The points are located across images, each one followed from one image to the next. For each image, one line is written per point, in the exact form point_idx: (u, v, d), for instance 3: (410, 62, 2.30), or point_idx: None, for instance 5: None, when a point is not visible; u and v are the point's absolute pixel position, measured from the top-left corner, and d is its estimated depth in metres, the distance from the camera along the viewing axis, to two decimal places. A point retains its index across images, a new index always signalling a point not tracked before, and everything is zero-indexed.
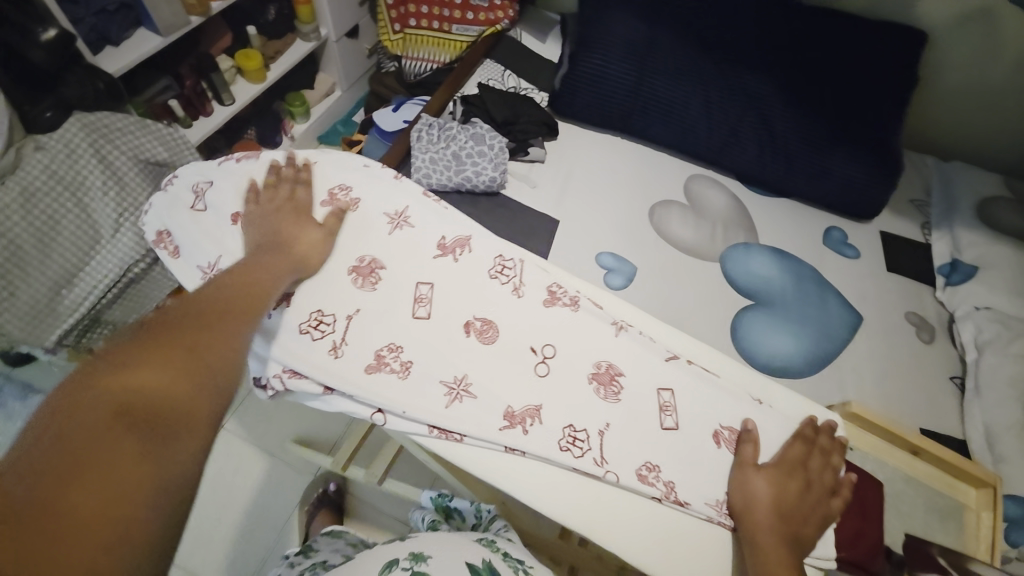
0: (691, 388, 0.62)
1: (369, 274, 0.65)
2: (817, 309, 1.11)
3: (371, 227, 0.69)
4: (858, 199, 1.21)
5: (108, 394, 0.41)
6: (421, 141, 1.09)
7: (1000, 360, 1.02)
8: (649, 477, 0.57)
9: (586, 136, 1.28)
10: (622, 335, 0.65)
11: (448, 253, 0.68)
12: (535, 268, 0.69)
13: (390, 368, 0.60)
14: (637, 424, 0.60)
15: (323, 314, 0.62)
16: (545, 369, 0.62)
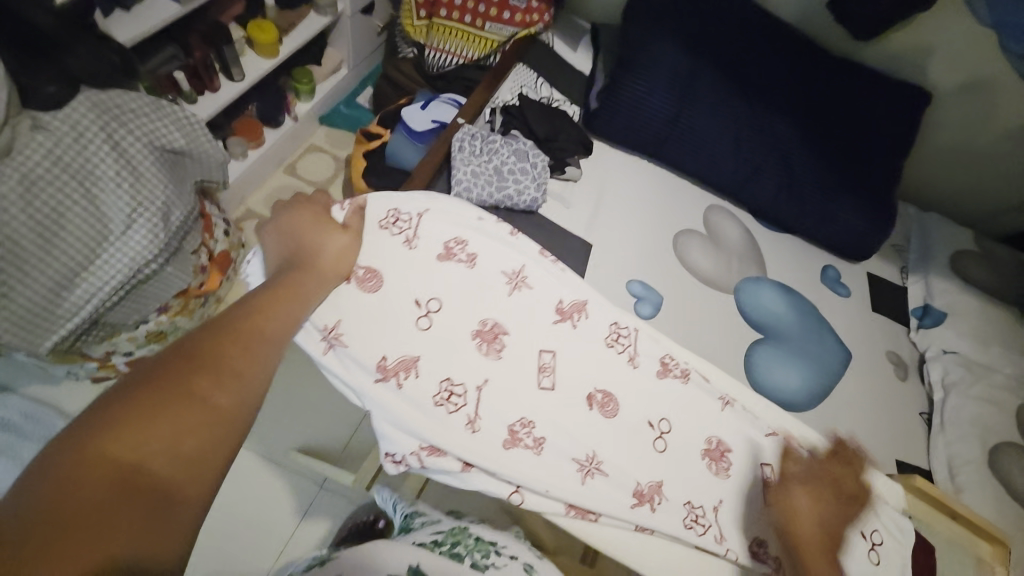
0: (786, 461, 0.68)
1: (494, 340, 0.65)
2: (817, 346, 1.19)
3: (490, 287, 0.67)
4: (857, 244, 1.29)
5: (119, 449, 0.39)
6: (463, 152, 1.05)
7: (963, 401, 1.15)
8: (763, 554, 0.62)
9: (616, 157, 1.28)
10: (728, 411, 0.68)
11: (568, 318, 0.68)
12: (645, 336, 0.71)
13: (524, 444, 0.61)
14: (740, 496, 0.65)
15: (455, 385, 0.61)
16: (662, 445, 0.65)
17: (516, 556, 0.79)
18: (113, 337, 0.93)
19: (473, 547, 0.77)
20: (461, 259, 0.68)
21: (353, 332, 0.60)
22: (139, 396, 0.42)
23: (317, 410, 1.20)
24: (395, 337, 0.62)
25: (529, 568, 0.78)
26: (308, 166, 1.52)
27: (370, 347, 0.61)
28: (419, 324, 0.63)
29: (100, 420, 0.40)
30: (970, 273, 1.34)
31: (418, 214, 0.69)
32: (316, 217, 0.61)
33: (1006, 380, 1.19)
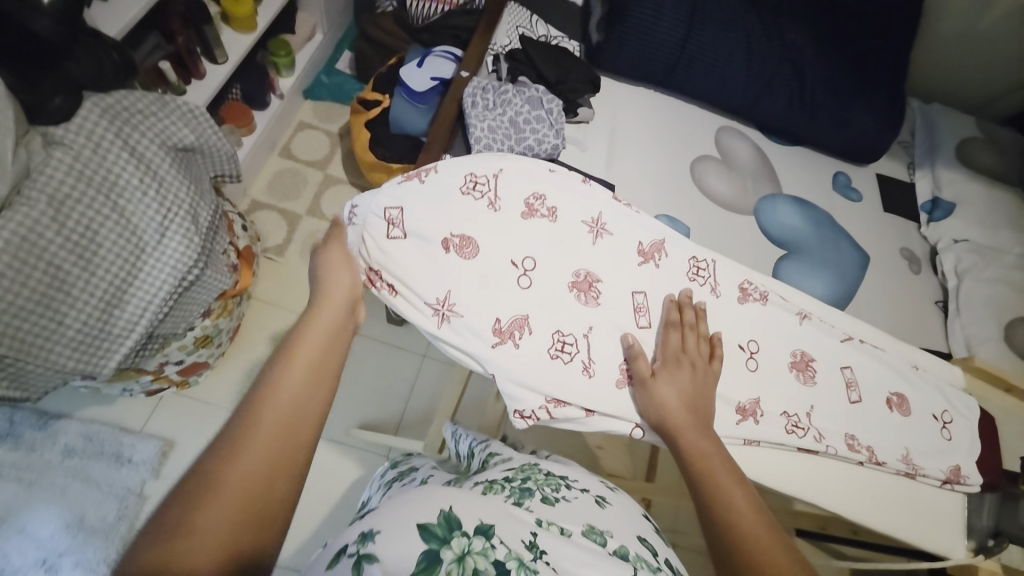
0: (868, 365, 0.66)
1: (590, 289, 0.62)
2: (836, 252, 1.22)
3: (575, 239, 0.64)
4: (867, 147, 1.30)
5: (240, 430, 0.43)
6: (476, 107, 1.02)
7: (977, 284, 1.22)
8: (856, 444, 0.62)
9: (623, 92, 1.25)
10: (808, 324, 0.67)
11: (649, 259, 0.66)
12: (725, 267, 0.69)
13: None
14: (830, 400, 0.64)
15: (566, 335, 0.60)
16: (754, 364, 0.63)
17: (589, 490, 0.55)
18: (166, 346, 0.96)
19: (542, 482, 0.53)
20: (544, 215, 0.64)
21: (467, 305, 0.58)
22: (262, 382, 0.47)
23: (366, 388, 1.23)
24: (501, 300, 0.59)
25: (604, 502, 0.53)
26: (302, 144, 1.46)
27: (479, 313, 0.58)
28: (520, 284, 0.60)
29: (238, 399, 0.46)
30: (976, 160, 1.37)
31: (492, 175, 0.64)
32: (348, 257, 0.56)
33: (1018, 260, 1.26)
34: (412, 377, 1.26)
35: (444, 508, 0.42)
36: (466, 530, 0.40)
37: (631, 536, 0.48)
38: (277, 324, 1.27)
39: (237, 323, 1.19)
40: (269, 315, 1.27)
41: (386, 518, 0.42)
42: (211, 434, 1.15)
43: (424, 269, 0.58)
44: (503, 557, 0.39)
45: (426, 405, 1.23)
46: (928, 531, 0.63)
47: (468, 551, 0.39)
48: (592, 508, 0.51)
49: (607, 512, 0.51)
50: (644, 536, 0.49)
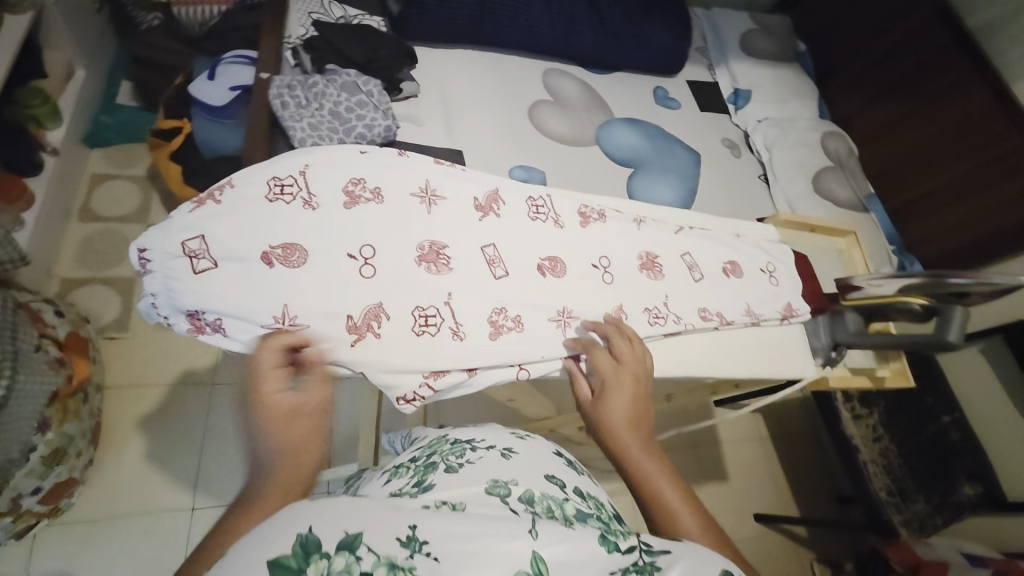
0: (700, 246, 0.76)
1: (439, 258, 0.62)
2: (671, 158, 1.36)
3: (409, 213, 0.62)
4: (669, 58, 1.46)
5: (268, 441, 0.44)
6: (289, 108, 0.93)
7: (783, 153, 1.44)
8: (707, 314, 0.71)
9: (443, 58, 1.24)
10: (644, 227, 0.75)
11: (489, 211, 0.67)
12: (559, 197, 0.74)
13: (507, 328, 0.63)
14: (678, 285, 0.72)
15: (426, 309, 0.60)
16: (610, 276, 0.70)
17: (496, 445, 0.63)
18: (7, 480, 0.81)
19: (447, 452, 0.61)
20: (368, 198, 0.61)
21: (312, 314, 0.55)
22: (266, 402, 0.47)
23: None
24: (346, 297, 0.57)
25: (511, 452, 0.62)
26: (108, 201, 1.25)
27: (330, 316, 0.56)
28: (363, 275, 0.58)
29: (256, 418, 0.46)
30: (757, 48, 1.58)
31: (301, 173, 0.60)
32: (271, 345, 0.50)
33: (806, 123, 1.51)
34: (327, 403, 1.20)
35: (302, 530, 0.35)
36: (325, 551, 0.34)
37: (536, 477, 0.56)
38: (151, 406, 1.12)
39: (96, 423, 1.03)
40: (137, 400, 1.11)
41: (241, 553, 0.35)
42: (110, 555, 0.99)
43: (253, 292, 0.54)
44: (371, 567, 0.34)
45: (350, 425, 1.18)
46: (784, 362, 0.75)
47: (329, 573, 0.34)
48: (496, 462, 0.58)
49: (512, 462, 0.59)
50: (551, 474, 0.58)
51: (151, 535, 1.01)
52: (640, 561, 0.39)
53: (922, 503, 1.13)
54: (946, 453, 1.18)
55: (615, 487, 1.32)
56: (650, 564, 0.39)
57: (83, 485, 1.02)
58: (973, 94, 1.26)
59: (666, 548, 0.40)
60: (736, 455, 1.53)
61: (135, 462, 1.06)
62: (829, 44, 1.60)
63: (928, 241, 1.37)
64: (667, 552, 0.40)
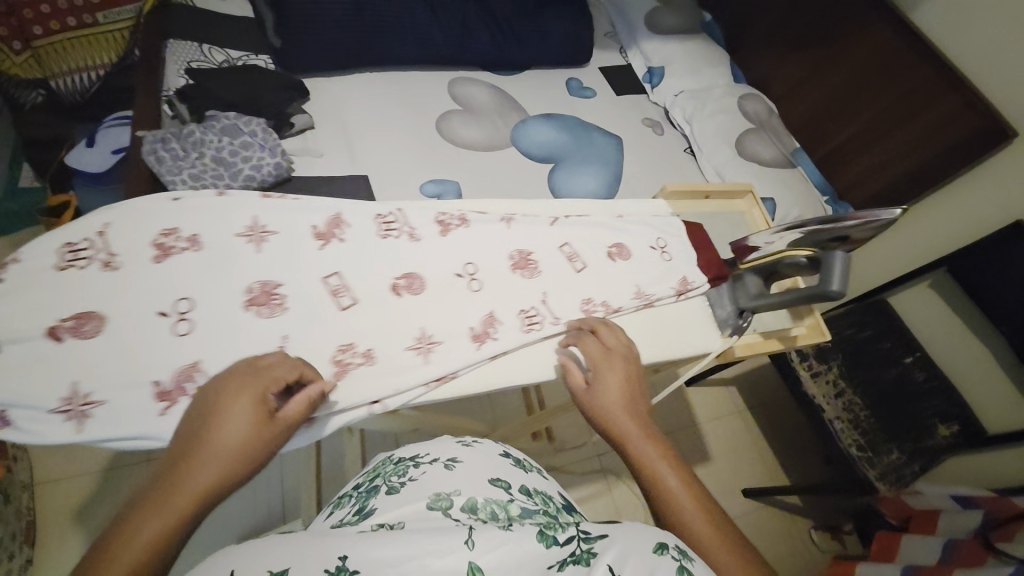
0: (573, 237, 0.77)
1: (269, 300, 0.63)
2: (590, 146, 1.35)
3: (233, 253, 0.64)
4: (575, 48, 1.46)
5: (185, 469, 0.43)
6: (165, 163, 0.89)
7: (705, 122, 1.43)
8: (593, 308, 0.72)
9: (338, 85, 1.21)
10: (513, 225, 0.76)
11: (330, 237, 0.68)
12: (416, 210, 0.74)
13: (353, 364, 0.62)
14: (556, 281, 0.73)
15: (249, 361, 0.59)
16: (477, 284, 0.71)
17: (439, 458, 0.66)
18: None
19: (390, 472, 0.65)
20: (184, 248, 0.62)
21: (111, 388, 0.55)
22: (185, 437, 0.46)
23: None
24: (153, 358, 0.58)
25: (454, 462, 0.65)
26: None
27: (131, 389, 0.56)
28: (177, 330, 0.59)
29: (176, 450, 0.45)
30: (665, 24, 1.57)
31: (98, 233, 0.61)
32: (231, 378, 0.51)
33: (721, 89, 1.50)
34: None
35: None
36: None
37: (479, 484, 0.61)
38: (88, 492, 1.06)
39: (24, 524, 0.96)
40: (68, 491, 1.05)
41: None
42: None
43: (41, 374, 0.54)
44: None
45: None
46: (670, 347, 0.72)
47: None
48: (440, 476, 0.62)
49: (453, 472, 0.63)
50: (495, 478, 0.62)
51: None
52: (578, 550, 0.40)
53: (897, 454, 1.08)
54: (915, 397, 1.15)
55: (590, 489, 1.29)
56: (588, 551, 0.40)
57: None
58: (873, 33, 1.26)
59: (603, 532, 0.42)
60: (715, 429, 1.49)
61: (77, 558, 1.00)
62: (732, 9, 1.61)
63: (859, 186, 1.34)
64: (605, 535, 0.41)
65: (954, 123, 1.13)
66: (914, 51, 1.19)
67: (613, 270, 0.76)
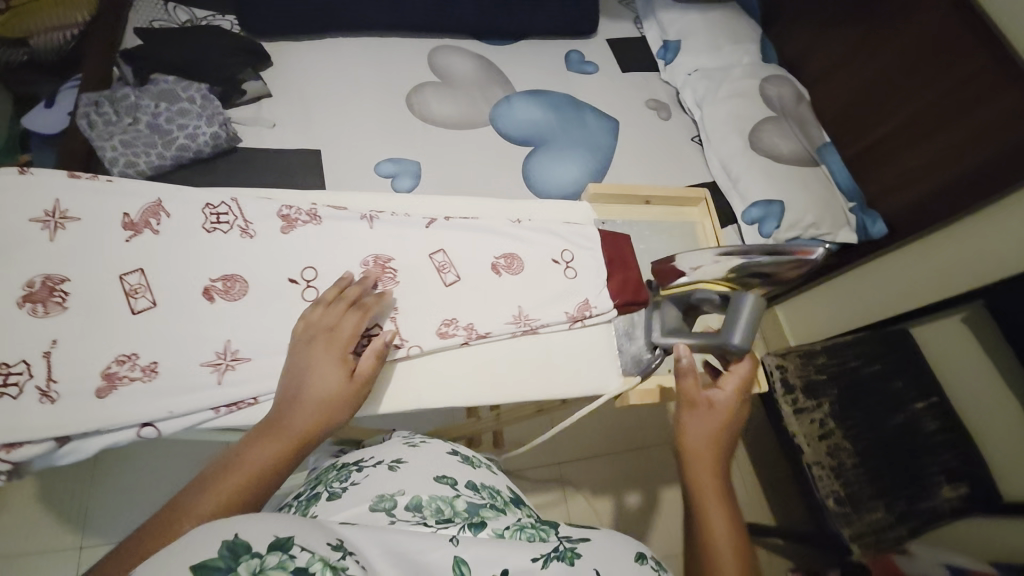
0: (450, 244, 0.70)
1: (51, 297, 0.57)
2: (581, 129, 1.18)
3: (22, 239, 0.59)
4: (577, 16, 1.29)
5: (290, 416, 0.49)
6: (97, 127, 0.86)
7: (717, 106, 1.21)
8: (449, 329, 0.65)
9: (303, 50, 1.13)
10: (375, 225, 0.69)
11: (143, 228, 0.62)
12: (254, 200, 0.67)
13: (130, 379, 0.56)
14: (414, 294, 0.66)
15: (10, 365, 0.54)
16: (312, 293, 0.64)
17: (385, 459, 0.56)
18: None
19: (333, 478, 0.55)
20: None
21: None
22: (288, 386, 0.52)
23: (175, 480, 1.07)
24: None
25: (399, 463, 0.55)
26: None
27: None
28: None
29: (284, 399, 0.51)
30: None
31: None
32: (323, 328, 0.56)
33: (743, 70, 1.27)
34: None
35: (227, 535, 0.28)
36: (256, 549, 0.28)
37: (425, 482, 0.52)
38: None
39: None
40: None
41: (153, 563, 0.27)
42: None
43: None
44: (307, 565, 0.29)
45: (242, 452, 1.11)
46: (512, 382, 0.64)
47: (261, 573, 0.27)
48: (383, 478, 0.52)
49: (399, 472, 0.53)
50: (442, 474, 0.54)
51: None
52: (561, 547, 0.40)
53: (881, 513, 0.96)
54: (917, 449, 1.00)
55: (544, 498, 1.21)
56: (571, 550, 0.40)
57: None
58: (927, 9, 1.04)
59: (585, 536, 0.42)
60: None
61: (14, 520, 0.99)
62: None
63: (891, 195, 1.15)
64: (587, 539, 0.41)
65: (1005, 128, 0.93)
66: (970, 36, 0.98)
67: (472, 286, 0.68)
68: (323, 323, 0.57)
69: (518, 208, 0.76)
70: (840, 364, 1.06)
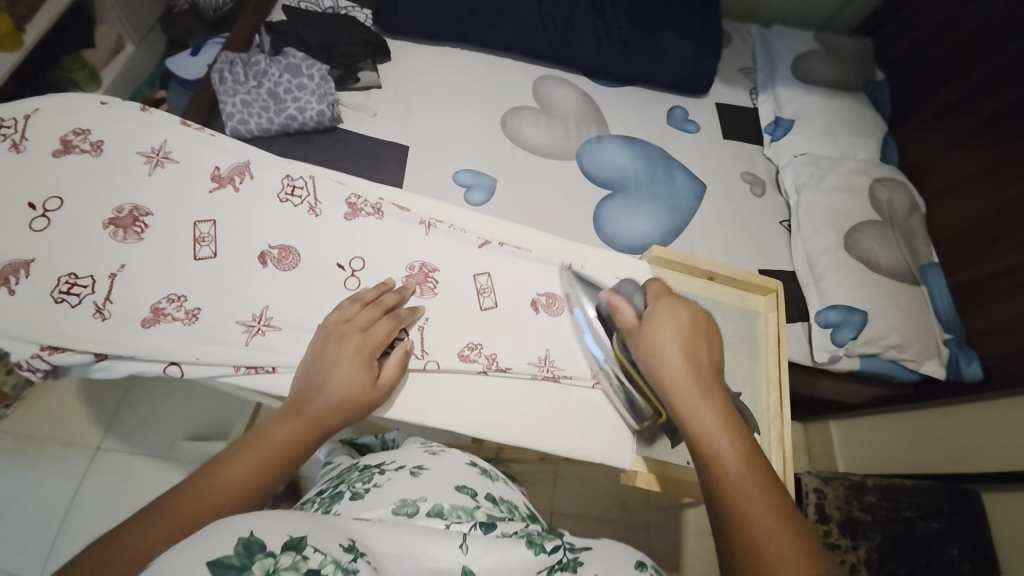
0: (499, 268, 0.70)
1: (131, 225, 0.63)
2: (666, 187, 1.14)
3: (127, 169, 0.66)
4: (689, 76, 1.27)
5: (307, 406, 0.51)
6: (225, 83, 0.96)
7: (815, 197, 1.13)
8: (470, 354, 0.64)
9: (421, 53, 1.20)
10: (432, 232, 0.70)
11: (227, 183, 0.68)
12: (330, 181, 0.71)
13: (171, 318, 0.60)
14: (448, 309, 0.66)
15: (77, 276, 0.60)
16: (355, 282, 0.66)
17: (406, 465, 0.55)
18: None
19: (355, 480, 0.54)
20: (86, 149, 0.66)
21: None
22: (310, 373, 0.54)
23: (193, 416, 1.13)
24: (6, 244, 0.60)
25: (420, 469, 0.55)
26: None
27: None
28: (36, 224, 0.61)
29: (303, 387, 0.53)
30: (815, 73, 1.29)
31: (28, 116, 0.67)
32: (353, 324, 0.58)
33: (856, 166, 1.19)
34: None
35: (244, 532, 0.30)
36: (270, 549, 0.29)
37: (446, 489, 0.51)
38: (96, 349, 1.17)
39: None
40: None
41: (178, 550, 0.28)
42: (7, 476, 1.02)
43: None
44: (320, 565, 0.30)
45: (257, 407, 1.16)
46: (516, 426, 0.62)
47: (273, 572, 0.28)
48: (404, 482, 0.51)
49: (420, 478, 0.52)
50: (462, 484, 0.53)
51: (32, 485, 1.02)
52: (564, 558, 0.38)
53: None
54: None
55: None
56: (572, 560, 0.38)
57: (23, 403, 1.08)
58: None
59: (588, 544, 0.40)
60: (700, 547, 1.22)
61: (53, 406, 1.09)
62: (912, 73, 1.29)
63: (995, 338, 1.02)
64: (589, 548, 0.39)
65: None
66: None
67: (506, 318, 0.67)
68: (356, 317, 0.58)
69: (572, 251, 0.75)
70: (891, 509, 1.00)
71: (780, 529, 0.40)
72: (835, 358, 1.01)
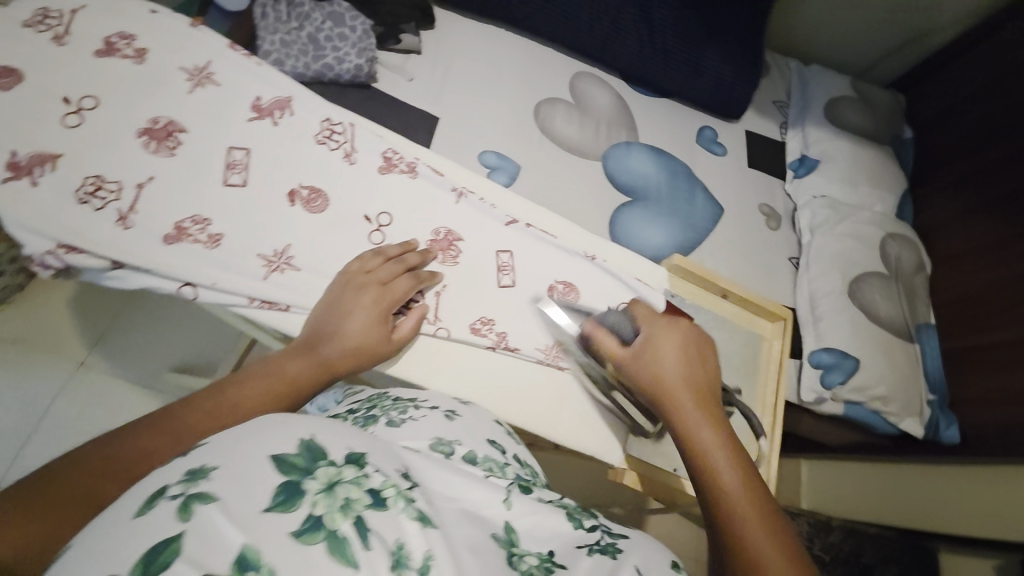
0: (523, 247, 0.70)
1: (165, 138, 0.62)
2: (687, 204, 1.15)
3: (166, 83, 0.65)
4: (725, 98, 1.27)
5: (321, 348, 0.51)
6: (267, 20, 0.94)
7: (828, 239, 1.14)
8: (482, 329, 0.64)
9: (466, 26, 1.19)
10: (462, 202, 0.70)
11: (266, 115, 0.67)
12: (367, 132, 0.70)
13: (193, 239, 0.59)
14: (468, 280, 0.66)
15: (103, 180, 0.58)
16: (379, 237, 0.65)
17: (439, 406, 0.54)
18: None
19: (389, 406, 0.52)
20: (128, 55, 0.65)
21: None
22: (327, 316, 0.54)
23: (182, 346, 1.13)
24: (34, 135, 0.58)
25: (454, 414, 0.53)
26: None
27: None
28: (68, 120, 0.60)
29: (319, 328, 0.53)
30: (847, 118, 1.30)
31: (74, 11, 0.65)
32: (374, 276, 0.58)
33: (873, 215, 1.20)
34: None
35: (306, 436, 0.32)
36: (334, 459, 0.31)
37: (479, 439, 0.50)
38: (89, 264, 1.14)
39: None
40: None
41: (231, 444, 0.29)
42: None
43: None
44: (381, 485, 0.32)
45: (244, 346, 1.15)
46: (518, 405, 0.62)
47: (335, 482, 0.30)
48: (438, 422, 0.50)
49: (455, 423, 0.51)
50: (494, 439, 0.52)
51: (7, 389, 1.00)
52: (602, 541, 0.39)
53: None
54: None
55: None
56: (610, 545, 0.39)
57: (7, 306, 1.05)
58: None
59: (625, 533, 0.40)
60: None
61: (40, 313, 1.06)
62: (939, 136, 1.30)
63: (977, 404, 1.04)
64: (625, 536, 0.40)
65: None
66: None
67: (522, 299, 0.67)
68: (378, 270, 0.58)
69: (592, 245, 0.75)
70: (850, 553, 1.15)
71: (774, 544, 0.41)
72: (821, 399, 1.03)
